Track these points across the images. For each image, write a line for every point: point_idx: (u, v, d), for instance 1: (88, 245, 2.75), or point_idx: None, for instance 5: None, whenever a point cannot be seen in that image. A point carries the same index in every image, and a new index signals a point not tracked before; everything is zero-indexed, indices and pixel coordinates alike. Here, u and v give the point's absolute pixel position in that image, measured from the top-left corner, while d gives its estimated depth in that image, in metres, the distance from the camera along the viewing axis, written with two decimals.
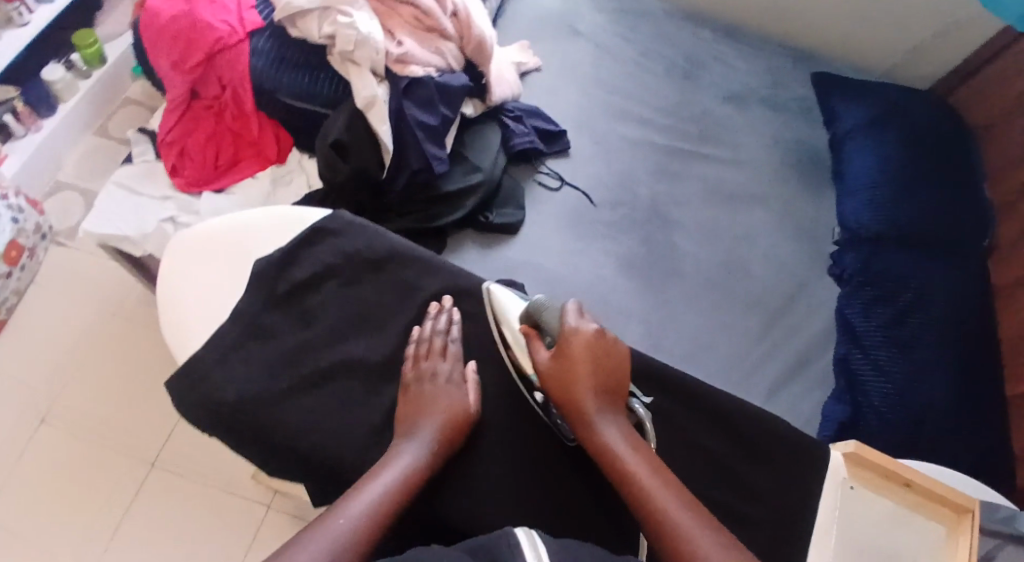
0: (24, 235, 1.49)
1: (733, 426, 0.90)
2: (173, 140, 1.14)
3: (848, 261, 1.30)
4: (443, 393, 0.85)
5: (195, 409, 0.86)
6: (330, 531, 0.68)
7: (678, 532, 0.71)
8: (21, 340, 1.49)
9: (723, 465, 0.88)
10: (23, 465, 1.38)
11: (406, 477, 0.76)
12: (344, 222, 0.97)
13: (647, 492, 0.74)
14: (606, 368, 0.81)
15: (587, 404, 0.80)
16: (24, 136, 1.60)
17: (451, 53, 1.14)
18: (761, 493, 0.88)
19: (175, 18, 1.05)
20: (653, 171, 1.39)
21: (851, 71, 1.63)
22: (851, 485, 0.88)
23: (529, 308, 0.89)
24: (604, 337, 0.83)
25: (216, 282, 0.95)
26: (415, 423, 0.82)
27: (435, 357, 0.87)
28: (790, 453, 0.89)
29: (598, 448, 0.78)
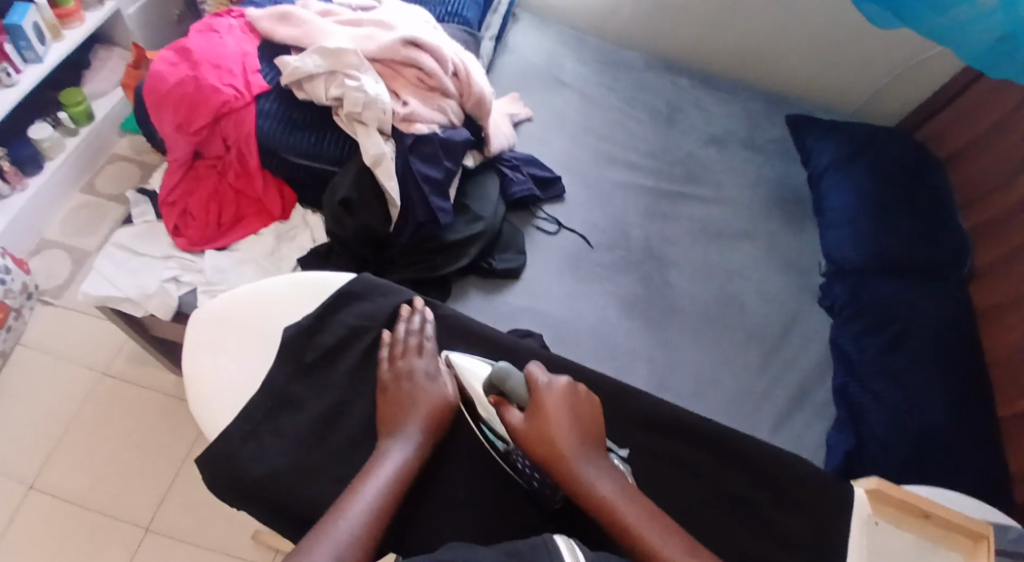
0: (11, 295, 1.46)
1: (759, 471, 0.94)
2: (176, 200, 1.17)
3: (836, 292, 1.32)
4: (422, 390, 0.89)
5: (225, 486, 0.87)
6: (332, 537, 0.73)
7: None
8: (6, 404, 1.45)
9: (751, 508, 0.92)
10: (11, 533, 1.32)
11: (398, 479, 0.81)
12: (369, 284, 0.99)
13: (642, 535, 0.76)
14: (582, 419, 0.83)
15: (572, 456, 0.80)
16: (10, 195, 1.58)
17: (452, 110, 1.19)
18: (796, 539, 0.92)
19: (180, 83, 1.10)
20: (644, 213, 1.42)
21: (828, 110, 1.67)
22: (874, 521, 0.91)
23: (490, 377, 0.87)
24: (574, 390, 0.85)
25: (234, 354, 0.95)
26: (400, 423, 0.87)
27: (410, 355, 0.92)
28: (822, 497, 0.93)
29: (593, 501, 0.78)
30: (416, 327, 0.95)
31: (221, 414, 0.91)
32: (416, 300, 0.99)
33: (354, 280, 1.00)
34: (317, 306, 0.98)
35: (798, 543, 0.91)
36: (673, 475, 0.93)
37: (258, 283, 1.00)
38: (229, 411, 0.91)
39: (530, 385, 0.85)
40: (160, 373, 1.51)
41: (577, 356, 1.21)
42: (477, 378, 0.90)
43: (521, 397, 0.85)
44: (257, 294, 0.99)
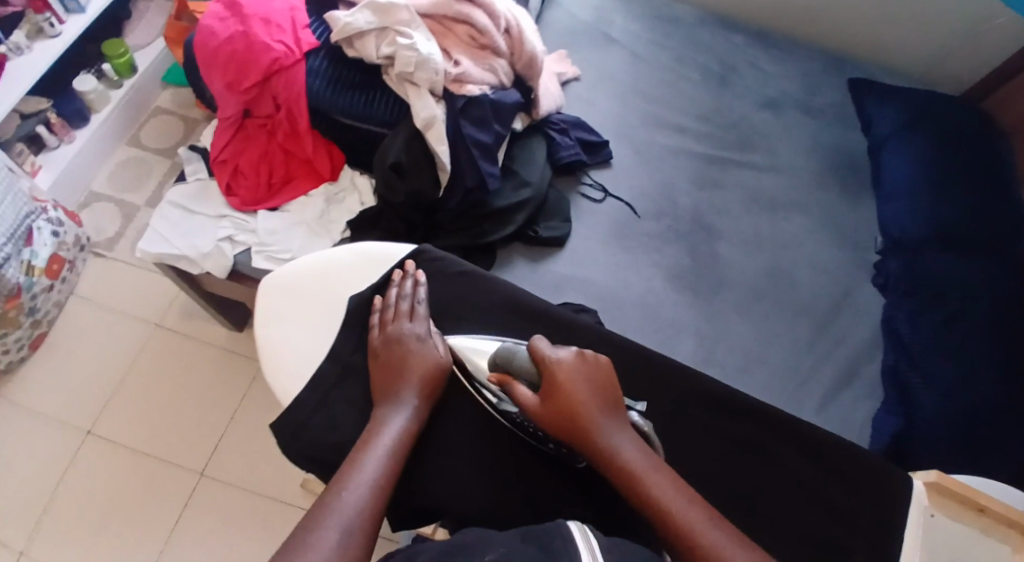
0: (65, 248, 1.49)
1: (820, 453, 0.93)
2: (227, 158, 1.17)
3: (891, 269, 1.28)
4: (413, 352, 0.88)
5: (301, 450, 0.89)
6: (339, 509, 0.71)
7: (706, 543, 0.72)
8: (62, 353, 1.50)
9: (810, 490, 0.91)
10: (70, 475, 1.38)
11: (397, 448, 0.80)
12: (436, 259, 1.01)
13: (668, 507, 0.75)
14: (602, 387, 0.82)
15: (593, 424, 0.80)
16: (57, 147, 1.60)
17: (503, 69, 1.15)
18: (858, 525, 0.90)
19: (231, 39, 1.08)
20: (694, 180, 1.38)
21: (891, 74, 1.59)
22: (930, 513, 0.90)
23: (497, 355, 0.88)
24: (586, 358, 0.84)
25: (304, 320, 0.96)
26: (395, 391, 0.85)
27: (401, 319, 0.91)
28: (878, 480, 0.92)
29: (617, 468, 0.78)
30: (408, 291, 0.94)
31: (293, 383, 0.92)
32: (407, 260, 0.97)
33: (417, 249, 1.01)
34: (374, 281, 0.98)
35: (857, 529, 0.90)
36: (724, 453, 0.93)
37: (325, 251, 1.01)
38: (299, 381, 0.92)
39: (538, 359, 0.84)
40: (207, 326, 1.54)
41: (623, 327, 1.20)
42: (478, 353, 0.91)
43: (531, 374, 0.85)
44: (327, 260, 1.00)
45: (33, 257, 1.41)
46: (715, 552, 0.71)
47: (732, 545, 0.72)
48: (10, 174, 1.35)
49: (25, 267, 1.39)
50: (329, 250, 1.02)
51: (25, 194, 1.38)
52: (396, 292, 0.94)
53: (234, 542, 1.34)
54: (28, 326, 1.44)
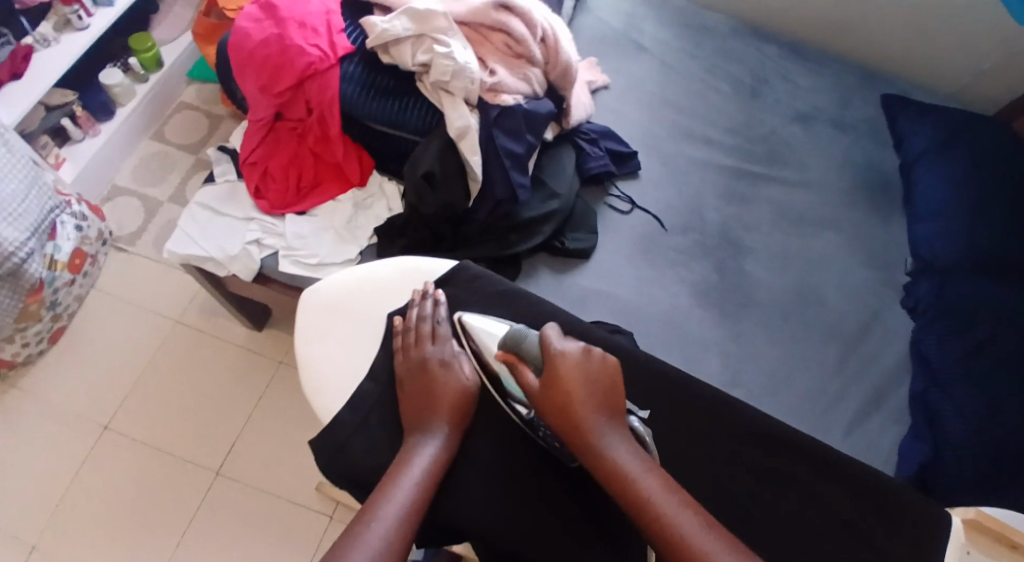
0: (87, 242, 1.49)
1: (857, 483, 0.92)
2: (256, 161, 1.18)
3: (921, 291, 1.26)
4: (440, 378, 0.88)
5: (338, 470, 0.89)
6: (367, 540, 0.70)
7: (698, 550, 0.70)
8: (81, 347, 1.49)
9: (843, 517, 0.91)
10: (86, 471, 1.38)
11: (428, 477, 0.79)
12: (470, 276, 1.00)
13: (659, 509, 0.73)
14: (601, 386, 0.81)
15: (589, 421, 0.78)
16: (82, 140, 1.60)
17: (536, 79, 1.15)
18: (892, 558, 0.90)
19: (266, 42, 1.08)
20: (722, 194, 1.37)
21: (923, 92, 1.57)
22: (967, 550, 0.88)
23: (506, 338, 0.87)
24: (591, 355, 0.83)
25: (341, 335, 0.96)
26: (426, 421, 0.85)
27: (423, 342, 0.91)
28: (913, 513, 0.91)
29: (608, 469, 0.76)
30: (430, 312, 0.94)
31: (332, 400, 0.92)
32: (427, 282, 0.98)
33: (457, 267, 1.01)
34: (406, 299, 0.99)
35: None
36: (752, 475, 0.92)
37: (362, 265, 1.01)
38: (333, 396, 0.92)
39: (546, 347, 0.83)
40: (226, 323, 1.53)
41: (647, 342, 1.19)
42: (494, 337, 0.90)
43: (536, 359, 0.83)
44: (365, 274, 1.01)
45: (55, 251, 1.41)
46: (703, 558, 0.69)
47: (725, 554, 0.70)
48: (35, 167, 1.35)
49: (47, 261, 1.39)
50: (369, 264, 1.02)
51: (50, 187, 1.38)
52: (417, 313, 0.95)
53: (248, 543, 1.34)
54: (48, 320, 1.44)
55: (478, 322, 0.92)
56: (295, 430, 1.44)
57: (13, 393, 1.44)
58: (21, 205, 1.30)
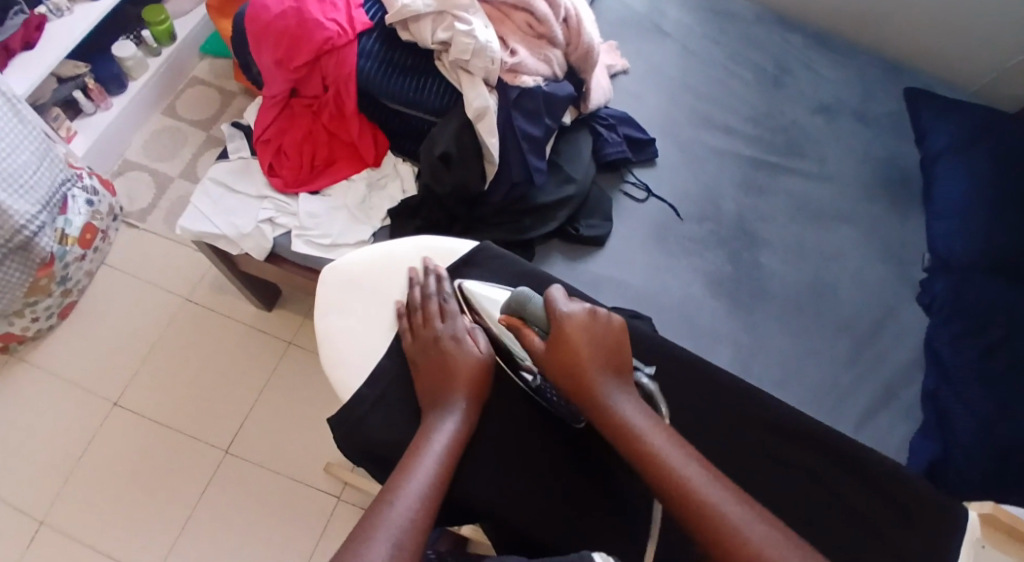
0: (98, 217, 1.48)
1: (870, 479, 0.91)
2: (270, 138, 1.18)
3: (938, 288, 1.23)
4: (454, 353, 0.86)
5: (355, 449, 0.89)
6: (390, 519, 0.69)
7: (705, 502, 0.69)
8: (91, 322, 1.49)
9: (854, 512, 0.90)
10: (95, 446, 1.38)
11: (448, 456, 0.78)
12: (489, 256, 0.99)
13: (664, 462, 0.72)
14: (607, 344, 0.79)
15: (594, 378, 0.77)
16: (94, 113, 1.59)
17: (557, 60, 1.14)
18: (907, 554, 0.88)
19: (284, 15, 1.07)
20: (739, 184, 1.34)
21: (947, 86, 1.53)
22: (982, 545, 0.90)
23: (511, 300, 0.85)
24: (597, 317, 0.80)
25: (356, 315, 0.95)
26: (444, 397, 0.84)
27: (432, 321, 0.90)
28: (928, 509, 0.90)
29: (613, 424, 0.76)
30: (435, 289, 0.93)
31: (346, 380, 0.91)
32: (428, 259, 0.96)
33: (477, 248, 1.00)
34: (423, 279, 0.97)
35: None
36: (764, 468, 0.91)
37: (380, 244, 1.00)
38: (346, 376, 0.92)
39: (549, 311, 0.81)
40: (235, 301, 1.53)
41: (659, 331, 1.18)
42: (493, 303, 0.89)
43: (541, 321, 0.81)
44: (384, 252, 0.99)
45: (67, 225, 1.40)
46: (707, 509, 0.69)
47: (732, 501, 0.69)
48: (46, 139, 1.33)
49: (59, 234, 1.38)
50: (388, 242, 1.01)
51: (61, 159, 1.37)
52: (423, 291, 0.93)
53: (253, 521, 1.34)
54: (58, 294, 1.44)
55: (481, 290, 0.92)
56: (302, 411, 1.44)
57: (22, 366, 1.44)
58: (32, 177, 1.29)
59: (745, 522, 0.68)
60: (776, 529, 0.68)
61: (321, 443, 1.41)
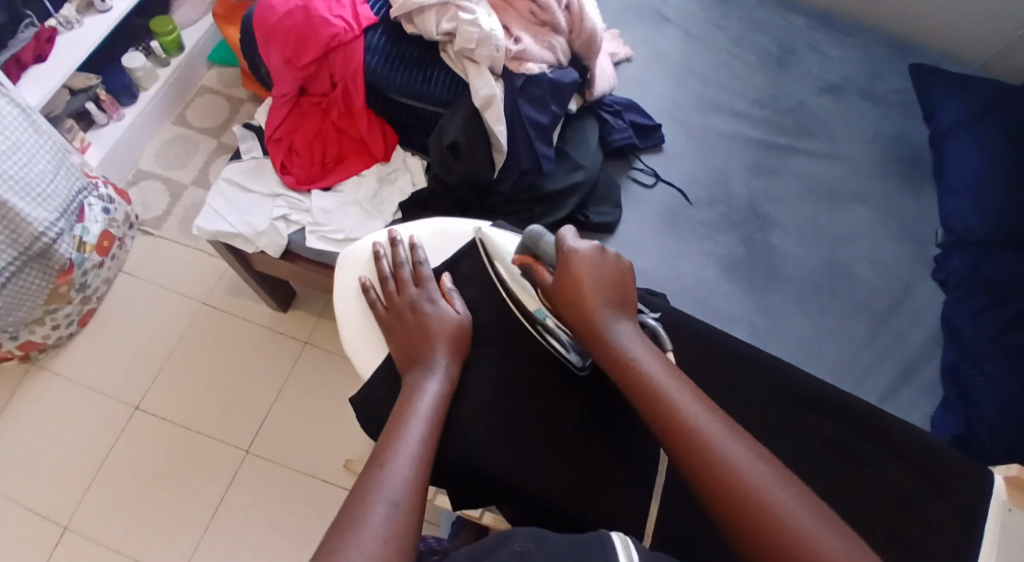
0: (114, 224, 1.50)
1: (898, 450, 0.91)
2: (281, 137, 1.21)
3: (954, 264, 1.23)
4: (431, 316, 0.89)
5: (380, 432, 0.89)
6: (386, 482, 0.70)
7: (697, 434, 0.70)
8: (111, 328, 1.51)
9: (883, 481, 0.89)
10: (118, 450, 1.40)
11: (435, 413, 0.80)
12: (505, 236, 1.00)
13: (660, 394, 0.74)
14: (612, 281, 0.82)
15: (598, 311, 0.79)
16: (106, 124, 1.62)
17: (561, 48, 1.17)
18: (938, 522, 0.88)
19: (290, 15, 1.11)
20: (749, 167, 1.34)
21: (951, 62, 1.53)
22: (1008, 508, 0.89)
23: (523, 239, 0.88)
24: (604, 254, 0.83)
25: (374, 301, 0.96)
26: (427, 357, 0.86)
27: (406, 287, 0.92)
28: (958, 475, 0.90)
29: (612, 356, 0.77)
30: (406, 257, 0.95)
31: (363, 365, 0.92)
32: (393, 231, 0.97)
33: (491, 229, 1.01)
34: (449, 256, 0.99)
35: (941, 528, 0.87)
36: (787, 446, 0.91)
37: (394, 227, 1.01)
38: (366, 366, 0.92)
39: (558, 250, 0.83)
40: (253, 303, 1.55)
41: None
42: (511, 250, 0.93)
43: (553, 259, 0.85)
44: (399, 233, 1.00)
45: (84, 233, 1.42)
46: (696, 438, 0.70)
47: (723, 431, 0.70)
48: (63, 148, 1.36)
49: (77, 243, 1.40)
50: (402, 227, 1.02)
51: (77, 168, 1.39)
52: (392, 262, 0.95)
53: (276, 519, 1.35)
54: (78, 302, 1.46)
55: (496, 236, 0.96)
56: (323, 411, 1.45)
57: (45, 374, 1.47)
58: (50, 186, 1.31)
59: (733, 452, 0.69)
60: (769, 466, 0.68)
61: (342, 441, 1.42)
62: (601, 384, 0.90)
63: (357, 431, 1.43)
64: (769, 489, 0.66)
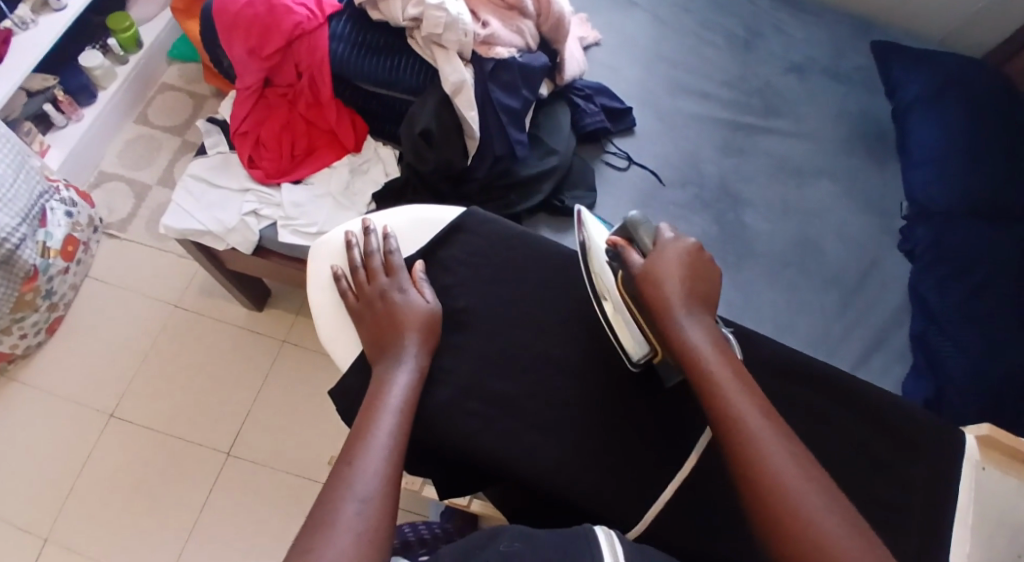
0: (78, 228, 1.46)
1: (876, 415, 0.92)
2: (248, 130, 1.18)
3: (919, 235, 1.24)
4: (401, 306, 0.87)
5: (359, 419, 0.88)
6: (358, 478, 0.69)
7: (747, 434, 0.70)
8: (80, 335, 1.48)
9: (863, 446, 0.90)
10: (93, 459, 1.37)
11: (407, 405, 0.79)
12: (479, 221, 0.99)
13: (721, 392, 0.73)
14: (699, 279, 0.79)
15: (675, 305, 0.77)
16: (65, 126, 1.57)
17: (530, 32, 1.16)
18: (917, 482, 0.89)
19: (252, 5, 1.08)
20: (719, 147, 1.35)
21: (913, 39, 1.54)
22: (982, 466, 0.91)
23: (624, 224, 0.85)
24: (698, 253, 0.81)
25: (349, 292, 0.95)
26: (397, 347, 0.84)
27: (376, 277, 0.91)
28: (934, 436, 0.91)
29: (681, 349, 0.76)
30: (377, 246, 0.94)
31: (342, 357, 0.92)
32: (367, 220, 0.96)
33: (466, 214, 1.00)
34: (424, 244, 0.98)
35: (917, 487, 0.89)
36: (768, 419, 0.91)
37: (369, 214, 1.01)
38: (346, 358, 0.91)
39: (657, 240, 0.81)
40: (226, 304, 1.52)
41: None
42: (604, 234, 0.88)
43: (647, 247, 0.82)
44: (372, 218, 1.00)
45: (47, 238, 1.38)
46: (748, 439, 0.70)
47: (777, 440, 0.70)
48: (21, 152, 1.32)
49: (40, 248, 1.37)
50: (375, 215, 1.01)
51: (38, 172, 1.36)
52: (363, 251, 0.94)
53: (257, 520, 1.33)
54: (45, 309, 1.42)
55: (588, 220, 0.90)
56: (302, 408, 1.43)
57: (13, 384, 1.43)
58: (10, 190, 1.28)
59: (778, 459, 0.68)
60: (810, 477, 0.67)
61: (321, 439, 1.41)
62: (583, 364, 0.89)
63: (336, 427, 1.41)
64: (811, 507, 0.65)
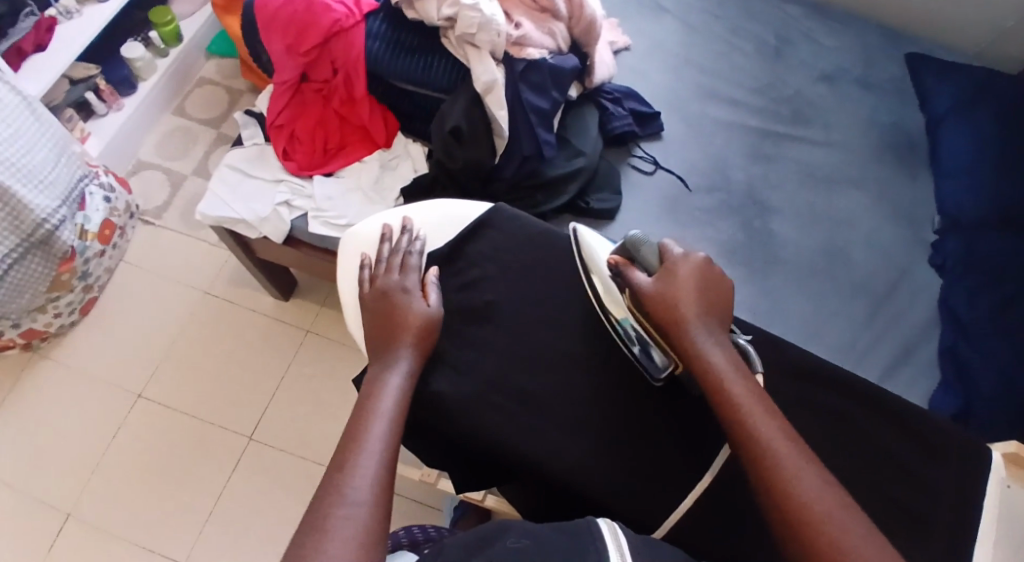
0: (115, 214, 1.50)
1: (902, 426, 0.92)
2: (283, 123, 1.21)
3: (950, 248, 1.23)
4: (402, 307, 0.88)
5: None
6: (352, 486, 0.69)
7: (769, 448, 0.71)
8: (112, 318, 1.52)
9: (885, 455, 0.90)
10: (120, 438, 1.41)
11: (399, 409, 0.78)
12: (504, 217, 1.02)
13: (740, 407, 0.74)
14: (710, 295, 0.81)
15: (688, 321, 0.78)
16: (106, 114, 1.62)
17: (561, 34, 1.18)
18: (941, 495, 0.89)
19: (291, 3, 1.11)
20: (747, 154, 1.35)
21: (947, 51, 1.53)
22: (1006, 484, 0.91)
23: (623, 244, 0.86)
24: (707, 268, 0.82)
25: None
26: (392, 349, 0.84)
27: (388, 273, 0.91)
28: (960, 452, 0.91)
29: (699, 366, 0.77)
30: (407, 246, 0.96)
31: None
32: (403, 217, 0.99)
33: (493, 210, 1.03)
34: (450, 239, 1.00)
35: (942, 500, 0.89)
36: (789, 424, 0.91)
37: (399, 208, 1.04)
38: None
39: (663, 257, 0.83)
40: (254, 293, 1.55)
41: None
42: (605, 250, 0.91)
43: (651, 264, 0.83)
44: (402, 211, 1.03)
45: (86, 221, 1.43)
46: (770, 453, 0.70)
47: (799, 454, 0.70)
48: (64, 138, 1.36)
49: (79, 230, 1.41)
50: (404, 208, 1.04)
51: (79, 157, 1.40)
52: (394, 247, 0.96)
53: (278, 504, 1.36)
54: (79, 290, 1.46)
55: (588, 237, 0.94)
56: (326, 397, 1.46)
57: (46, 362, 1.47)
58: (51, 174, 1.32)
59: (803, 473, 0.69)
60: (835, 491, 0.68)
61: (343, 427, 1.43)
62: (605, 363, 0.91)
63: None
64: (839, 520, 0.65)
